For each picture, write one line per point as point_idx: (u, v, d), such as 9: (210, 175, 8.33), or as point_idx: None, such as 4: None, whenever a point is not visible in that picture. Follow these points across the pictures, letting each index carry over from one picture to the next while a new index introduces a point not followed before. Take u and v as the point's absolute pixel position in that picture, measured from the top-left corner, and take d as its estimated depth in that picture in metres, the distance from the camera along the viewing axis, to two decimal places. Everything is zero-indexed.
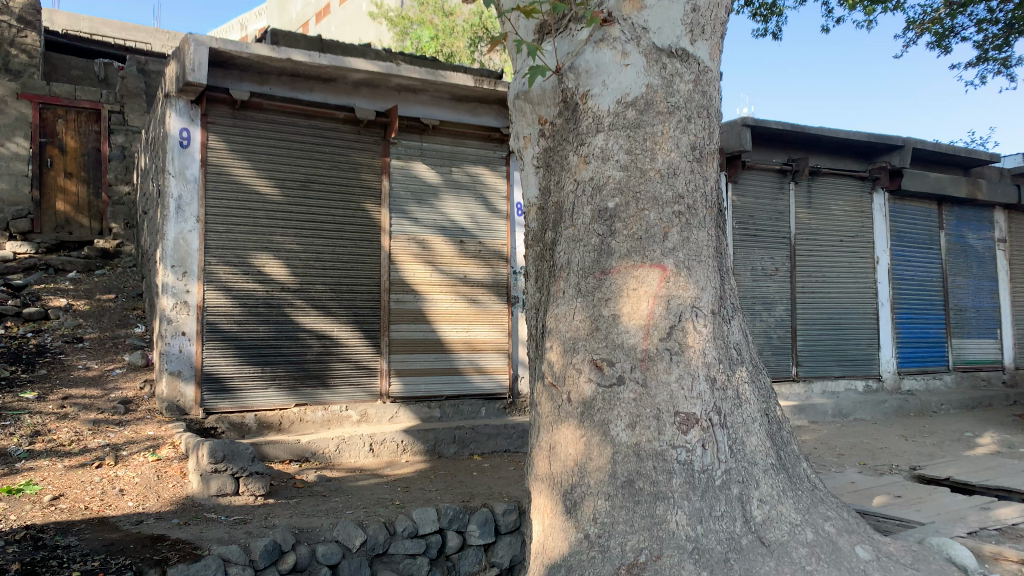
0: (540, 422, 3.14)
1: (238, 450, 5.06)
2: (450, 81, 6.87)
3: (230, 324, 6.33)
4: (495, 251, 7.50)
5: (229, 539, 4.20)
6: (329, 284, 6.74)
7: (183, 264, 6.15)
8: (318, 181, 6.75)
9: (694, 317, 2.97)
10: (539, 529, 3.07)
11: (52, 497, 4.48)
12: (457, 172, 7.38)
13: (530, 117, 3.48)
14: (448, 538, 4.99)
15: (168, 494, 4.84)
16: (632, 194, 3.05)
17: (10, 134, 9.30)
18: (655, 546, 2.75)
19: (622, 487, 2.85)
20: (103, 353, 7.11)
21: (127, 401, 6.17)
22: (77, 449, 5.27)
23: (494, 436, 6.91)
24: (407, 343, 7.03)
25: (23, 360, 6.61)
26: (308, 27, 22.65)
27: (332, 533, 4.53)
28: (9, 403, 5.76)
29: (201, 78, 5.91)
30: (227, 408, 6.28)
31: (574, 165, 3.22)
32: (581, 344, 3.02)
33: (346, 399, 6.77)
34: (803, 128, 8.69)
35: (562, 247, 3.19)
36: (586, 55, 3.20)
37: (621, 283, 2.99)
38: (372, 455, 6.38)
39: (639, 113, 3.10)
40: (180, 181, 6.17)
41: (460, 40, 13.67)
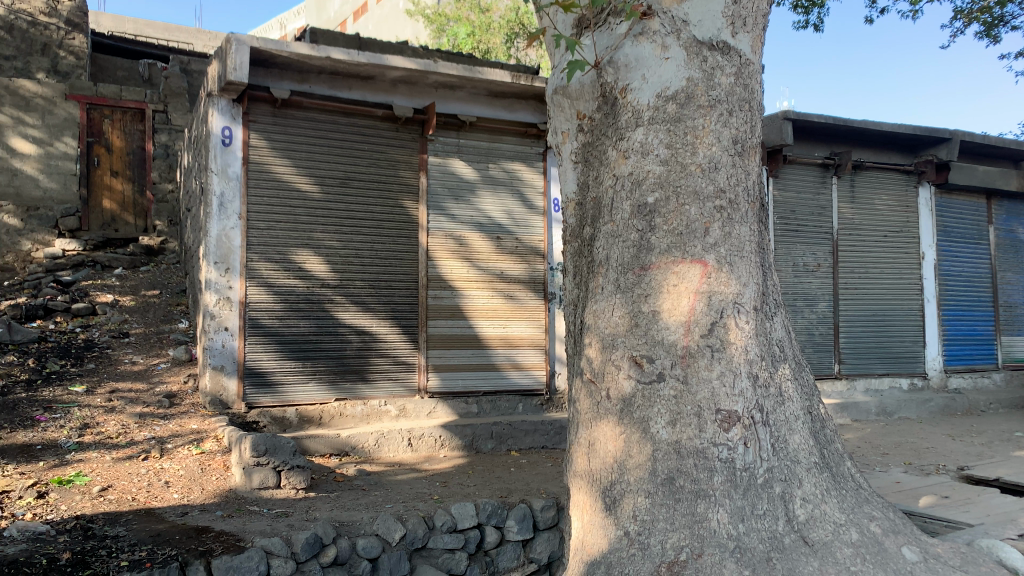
0: (579, 419, 3.13)
1: (280, 444, 5.10)
2: (488, 77, 6.87)
3: (272, 319, 6.43)
4: (532, 248, 7.49)
5: (271, 532, 4.26)
6: (368, 280, 6.80)
7: (225, 261, 6.25)
8: (357, 178, 6.80)
9: (736, 313, 2.93)
10: (579, 526, 3.07)
11: (101, 488, 4.59)
12: (494, 168, 7.39)
13: (569, 112, 3.46)
14: (487, 533, 5.01)
15: (212, 487, 4.93)
16: (672, 188, 3.02)
17: (59, 133, 9.51)
18: (696, 544, 2.71)
19: (662, 485, 2.83)
20: (148, 347, 7.27)
21: (171, 395, 6.29)
22: (124, 441, 5.39)
23: (532, 432, 6.91)
24: (444, 339, 7.06)
25: (73, 354, 6.78)
26: (346, 25, 22.84)
27: (372, 526, 4.58)
28: (59, 396, 5.91)
29: (243, 77, 5.99)
30: (269, 402, 6.37)
31: (613, 160, 3.19)
32: (620, 340, 3.00)
33: (385, 394, 6.83)
34: (847, 122, 8.52)
35: (601, 243, 3.17)
36: (625, 49, 3.17)
37: (662, 279, 2.96)
38: (410, 450, 6.43)
39: (680, 106, 3.06)
40: (222, 179, 6.26)
41: (497, 36, 13.58)
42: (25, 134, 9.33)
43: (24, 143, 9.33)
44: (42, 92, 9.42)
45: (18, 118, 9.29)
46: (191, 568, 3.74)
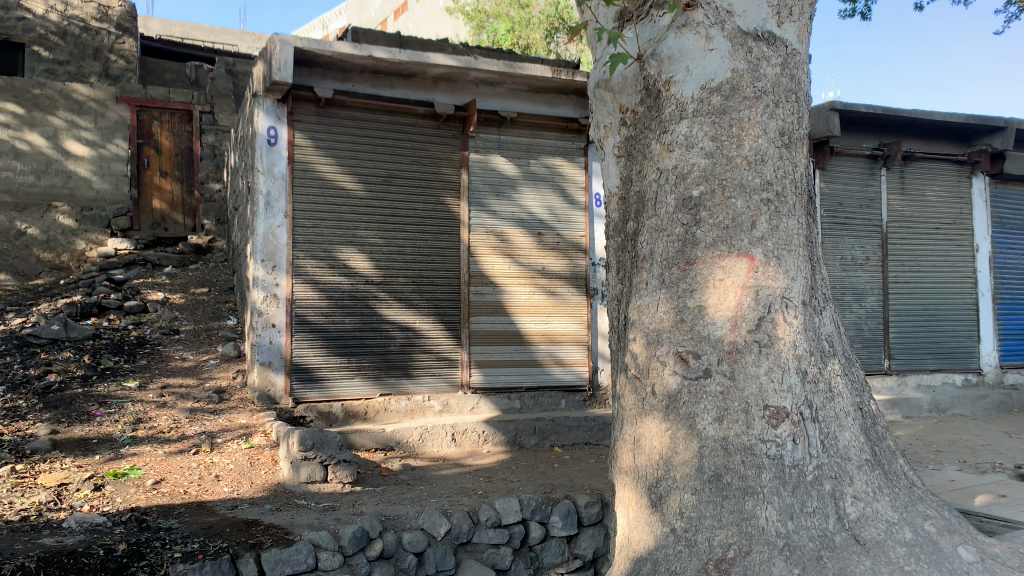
0: (624, 415, 3.11)
1: (327, 438, 5.15)
2: (528, 73, 6.85)
3: (317, 316, 6.51)
4: (574, 243, 7.47)
5: (319, 525, 4.32)
6: (411, 277, 6.84)
7: (272, 259, 6.35)
8: (399, 176, 6.85)
9: (784, 308, 2.88)
10: (624, 522, 3.06)
11: (154, 481, 4.70)
12: (535, 164, 7.37)
13: (611, 106, 3.44)
14: (532, 528, 5.01)
15: (261, 480, 5.01)
16: (718, 181, 2.97)
17: (111, 135, 9.71)
18: (744, 542, 2.68)
19: (709, 482, 2.79)
20: (198, 344, 7.41)
21: (221, 390, 6.42)
22: (176, 436, 5.51)
23: (575, 428, 6.90)
24: (486, 335, 7.08)
25: (126, 351, 6.96)
26: (387, 24, 22.99)
27: (418, 521, 4.62)
28: (113, 391, 6.07)
29: (287, 77, 6.06)
30: (315, 398, 6.47)
31: (657, 153, 3.16)
32: (665, 336, 2.97)
33: (428, 390, 6.87)
34: (896, 112, 8.32)
35: (646, 238, 3.15)
36: (669, 41, 3.14)
37: (708, 273, 2.92)
38: (454, 446, 6.47)
39: (724, 98, 3.02)
40: (268, 178, 6.36)
41: (537, 31, 13.54)
42: (79, 137, 9.54)
43: (78, 146, 9.53)
44: (94, 95, 9.61)
45: (72, 121, 9.49)
46: (242, 560, 3.82)
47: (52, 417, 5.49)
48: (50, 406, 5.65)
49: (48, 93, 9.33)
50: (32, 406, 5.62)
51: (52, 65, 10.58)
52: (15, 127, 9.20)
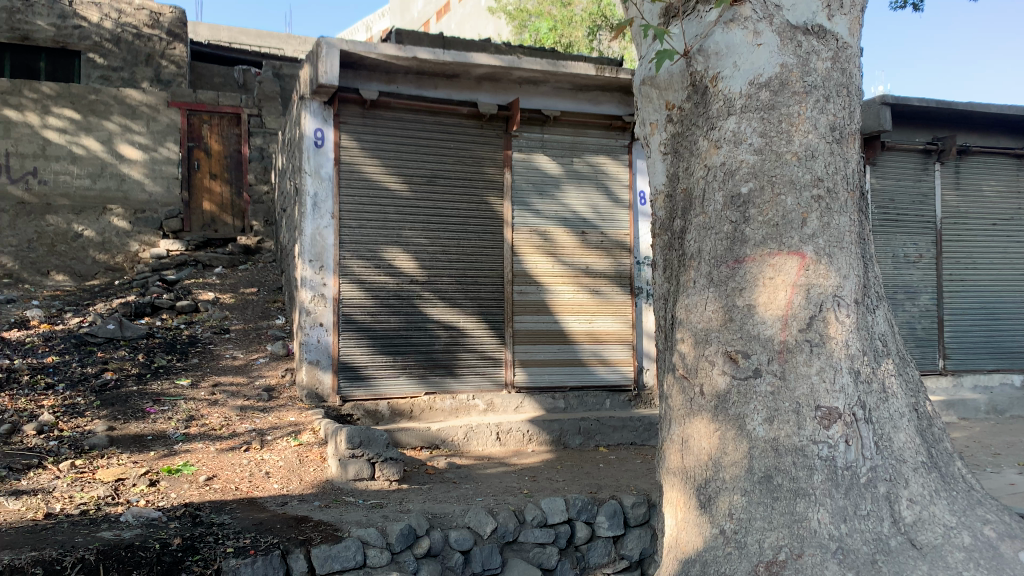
0: (671, 415, 3.08)
1: (373, 436, 5.19)
2: (572, 71, 6.82)
3: (364, 315, 6.58)
4: (618, 242, 7.42)
5: (367, 522, 4.36)
6: (455, 277, 6.88)
7: (320, 259, 6.44)
8: (444, 177, 6.88)
9: (836, 307, 2.83)
10: (673, 523, 3.02)
11: (207, 478, 4.80)
12: (579, 162, 7.34)
13: (657, 103, 3.40)
14: (578, 528, 5.01)
15: (309, 477, 5.09)
16: (767, 178, 2.92)
17: (163, 139, 9.93)
18: (796, 544, 2.63)
19: (759, 483, 2.75)
20: (248, 343, 7.54)
21: (270, 388, 6.53)
22: (227, 433, 5.62)
23: (621, 428, 6.86)
24: (530, 334, 7.08)
25: (178, 349, 7.12)
26: (429, 25, 23.15)
27: (464, 519, 4.64)
28: (166, 389, 6.22)
29: (333, 79, 6.14)
30: (362, 396, 6.54)
31: (703, 150, 3.11)
32: (714, 335, 2.92)
33: (473, 389, 6.90)
34: (951, 104, 8.09)
35: (693, 236, 3.10)
36: (715, 36, 3.10)
37: (757, 272, 2.87)
38: (498, 445, 6.48)
39: (773, 94, 2.97)
40: (315, 180, 6.45)
41: (579, 29, 13.51)
42: (132, 141, 9.79)
43: (131, 150, 9.77)
44: (147, 100, 9.84)
45: (125, 126, 9.74)
46: (293, 556, 3.89)
47: (109, 414, 5.65)
48: (106, 404, 5.82)
49: (103, 99, 9.62)
50: (90, 403, 5.79)
51: (107, 71, 10.97)
52: (72, 132, 9.50)
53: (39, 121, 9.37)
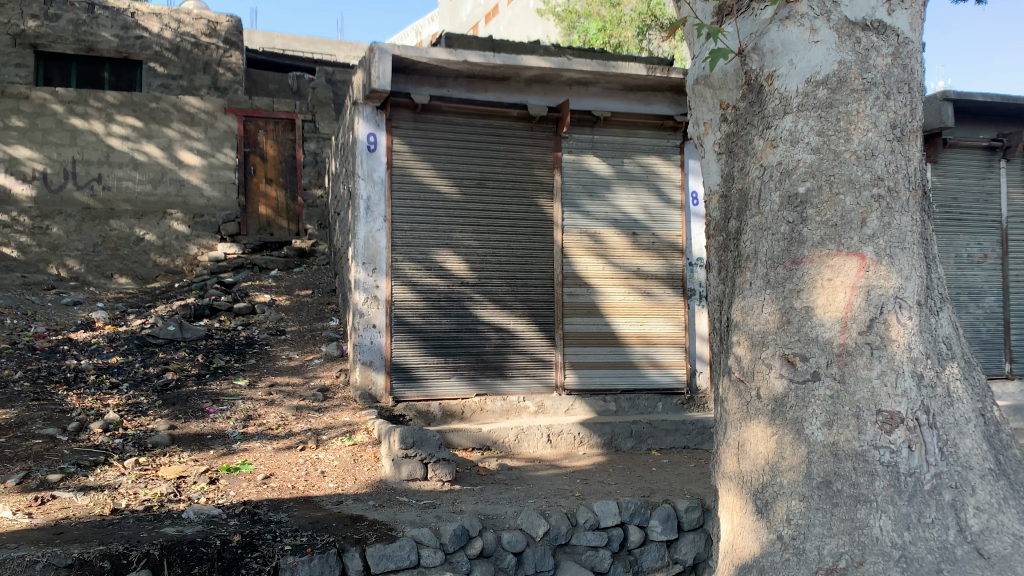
0: (727, 419, 3.02)
1: (426, 437, 5.24)
2: (622, 71, 6.77)
3: (415, 316, 6.65)
4: (670, 243, 7.35)
5: (421, 522, 4.40)
6: (505, 278, 6.90)
7: (373, 261, 6.53)
8: (494, 179, 6.91)
9: (898, 309, 2.73)
10: (728, 528, 2.93)
11: (265, 476, 4.91)
12: (630, 163, 7.30)
13: (711, 103, 3.34)
14: (630, 532, 4.98)
15: (364, 477, 5.16)
16: (825, 177, 2.85)
17: (220, 145, 10.18)
18: (856, 552, 2.53)
19: (817, 488, 2.66)
20: (303, 344, 7.66)
21: (325, 389, 6.64)
22: (283, 432, 5.73)
23: (673, 432, 6.80)
24: (581, 336, 7.06)
25: (236, 350, 7.28)
26: (478, 28, 23.33)
27: (517, 521, 4.64)
28: (225, 389, 6.37)
29: (385, 85, 6.22)
30: (414, 397, 6.61)
31: (759, 149, 3.05)
32: (771, 338, 2.87)
33: (523, 391, 6.91)
34: (1017, 99, 7.82)
35: (749, 237, 3.04)
36: (771, 35, 3.05)
37: (815, 273, 2.81)
38: (550, 446, 6.48)
39: (831, 92, 2.90)
40: (368, 183, 6.54)
41: (628, 29, 13.40)
42: (191, 147, 10.04)
43: (190, 156, 10.03)
44: (205, 107, 10.08)
45: (184, 132, 10.00)
46: (348, 555, 3.96)
47: (170, 414, 5.81)
48: (168, 403, 5.99)
49: (163, 107, 9.89)
50: (152, 403, 5.96)
51: (167, 80, 11.45)
52: (134, 139, 9.80)
53: (103, 129, 9.70)
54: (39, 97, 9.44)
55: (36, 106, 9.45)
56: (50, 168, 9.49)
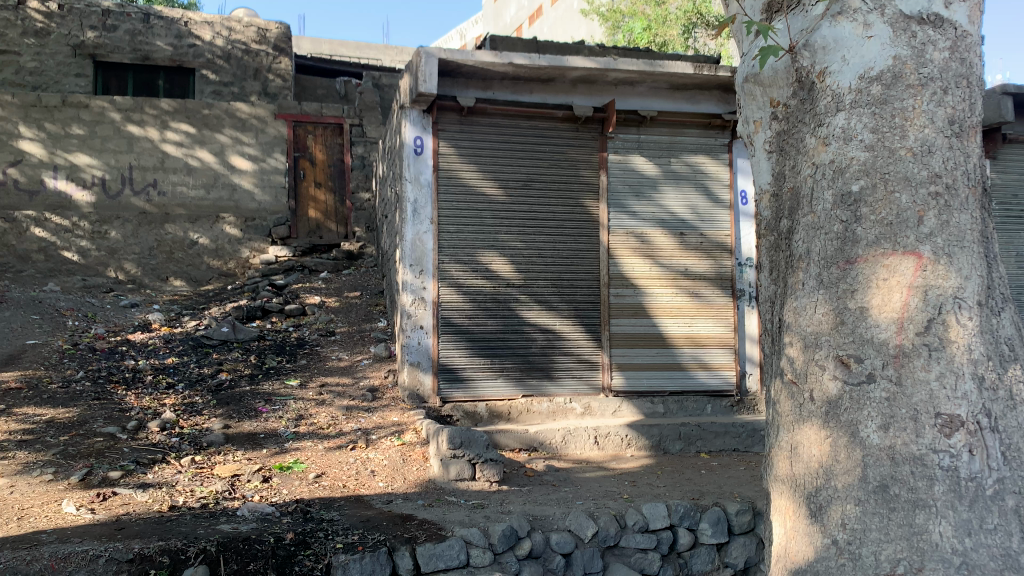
0: (779, 421, 2.87)
1: (474, 437, 5.26)
2: (669, 70, 6.72)
3: (462, 318, 6.69)
4: (719, 243, 7.27)
5: (471, 522, 4.42)
6: (552, 279, 6.90)
7: (420, 263, 6.59)
8: (539, 181, 6.91)
9: (958, 310, 2.55)
10: (781, 532, 2.81)
11: (316, 475, 4.99)
12: (677, 162, 7.24)
13: (761, 100, 3.16)
14: (681, 535, 4.95)
15: (413, 476, 5.20)
16: (880, 175, 2.66)
17: (271, 150, 10.34)
18: (916, 559, 2.41)
19: (874, 493, 2.51)
20: (352, 344, 7.73)
21: (374, 389, 6.72)
22: (334, 432, 5.81)
23: (723, 434, 6.72)
24: (628, 337, 7.02)
25: (288, 351, 7.42)
26: (522, 30, 23.39)
27: (565, 522, 4.63)
28: (277, 390, 6.48)
29: (432, 88, 6.26)
30: (461, 398, 6.64)
31: (811, 148, 2.89)
32: (825, 339, 2.70)
33: (570, 392, 6.89)
34: None
35: (801, 236, 2.88)
36: (823, 31, 2.87)
37: (871, 273, 2.63)
38: (597, 448, 6.45)
39: (885, 88, 2.71)
40: (415, 186, 6.60)
41: (674, 27, 13.26)
42: (242, 152, 10.24)
43: (242, 161, 10.23)
44: (255, 113, 10.26)
45: (236, 138, 10.20)
46: (398, 553, 4.00)
47: (224, 413, 5.95)
48: (222, 403, 6.14)
49: (216, 113, 10.11)
50: (207, 403, 6.11)
51: (219, 87, 11.72)
52: (187, 146, 10.05)
53: (158, 135, 9.96)
54: (97, 106, 9.74)
55: (94, 114, 9.76)
56: (108, 174, 9.80)
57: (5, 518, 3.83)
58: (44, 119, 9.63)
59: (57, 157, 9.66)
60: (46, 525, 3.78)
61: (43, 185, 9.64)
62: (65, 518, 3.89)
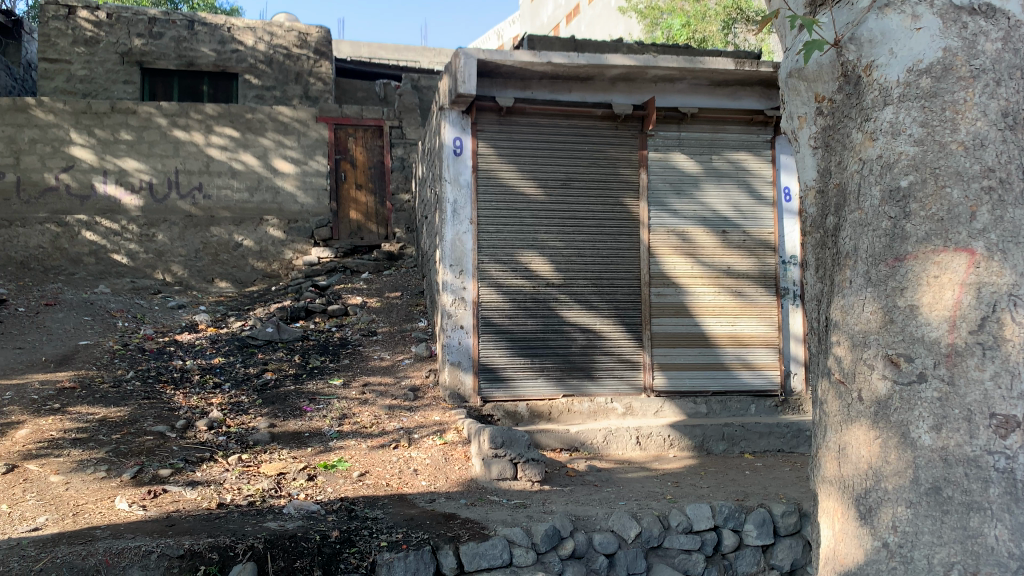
0: (827, 422, 2.76)
1: (515, 437, 5.26)
2: (709, 66, 6.65)
3: (502, 317, 6.71)
4: (762, 241, 7.18)
5: (513, 522, 4.42)
6: (591, 279, 6.87)
7: (459, 263, 6.62)
8: (578, 179, 6.89)
9: (1014, 308, 2.35)
10: (830, 534, 2.71)
11: (360, 473, 5.05)
12: (718, 160, 7.15)
13: (806, 95, 3.06)
14: (725, 536, 4.90)
15: (455, 476, 5.23)
16: (930, 169, 2.50)
17: (313, 152, 10.47)
18: (969, 562, 2.31)
19: (926, 495, 2.40)
20: (394, 344, 7.77)
21: (415, 389, 6.76)
22: (377, 431, 5.86)
23: (767, 435, 6.64)
24: (669, 336, 6.96)
25: (331, 351, 7.51)
26: (559, 29, 23.38)
27: (608, 522, 4.61)
28: (321, 389, 6.57)
29: (471, 89, 6.29)
30: (501, 397, 6.66)
31: (858, 143, 2.75)
32: (873, 338, 2.56)
33: (611, 392, 6.87)
34: None
35: (848, 233, 2.74)
36: (869, 23, 2.75)
37: (920, 270, 2.47)
38: (639, 449, 6.42)
39: (935, 81, 2.54)
40: (455, 187, 6.63)
41: (713, 23, 13.10)
42: (285, 156, 10.39)
43: (284, 164, 10.38)
44: (297, 116, 10.40)
45: (279, 141, 10.35)
46: (442, 552, 4.03)
47: (270, 412, 6.06)
48: (268, 402, 6.24)
49: (259, 117, 10.27)
50: (253, 402, 6.22)
51: (262, 91, 11.92)
52: (231, 149, 10.22)
53: (203, 140, 10.16)
54: (144, 112, 9.96)
55: (142, 120, 9.99)
56: (155, 179, 10.03)
57: (63, 513, 3.95)
58: (94, 125, 9.88)
59: (106, 162, 9.91)
60: (101, 522, 3.88)
61: (94, 189, 9.90)
62: (119, 515, 3.99)
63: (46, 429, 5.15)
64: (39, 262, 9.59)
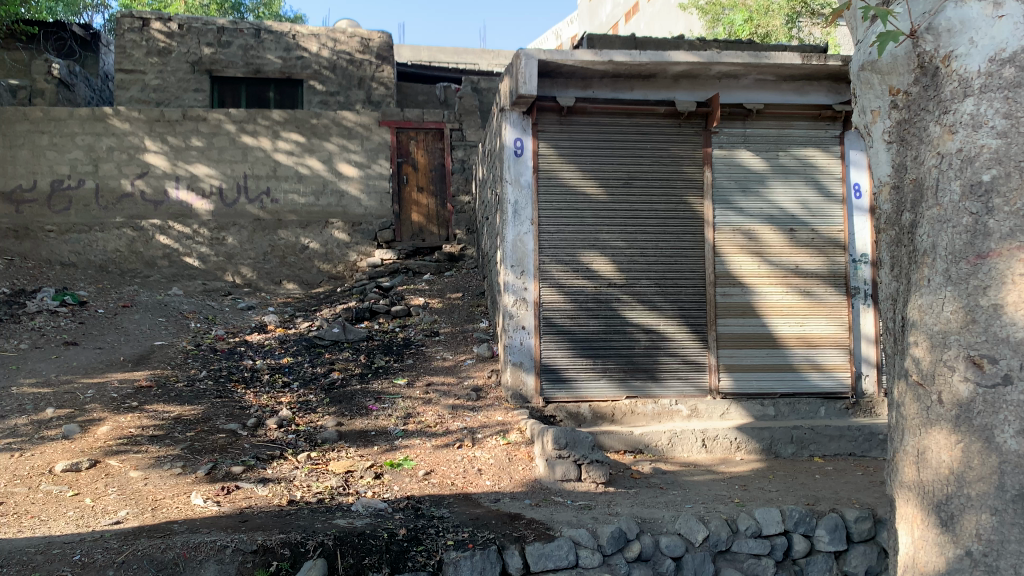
0: (904, 425, 2.66)
1: (579, 438, 5.24)
2: (775, 61, 6.51)
3: (565, 318, 6.69)
4: (831, 239, 7.00)
5: (578, 523, 4.42)
6: (654, 279, 6.80)
7: (521, 264, 6.62)
8: (640, 178, 6.83)
9: None
10: (908, 541, 2.61)
11: (425, 472, 5.10)
12: (785, 156, 7.00)
13: (879, 89, 2.91)
14: (795, 541, 4.79)
15: (519, 476, 5.24)
16: (1015, 162, 2.39)
17: (376, 156, 10.63)
18: None
19: (1012, 502, 2.31)
20: (456, 344, 7.82)
21: (478, 388, 6.79)
22: (441, 430, 5.92)
23: (838, 438, 6.47)
24: (735, 337, 6.84)
25: (395, 351, 7.60)
26: (619, 27, 23.22)
27: (675, 525, 4.56)
28: (386, 388, 6.67)
29: (532, 89, 6.29)
30: (564, 398, 6.64)
31: (936, 136, 2.63)
32: (954, 338, 2.46)
33: (676, 393, 6.79)
34: None
35: (926, 230, 2.63)
36: (947, 12, 2.57)
37: (1005, 268, 2.36)
38: (705, 451, 6.32)
39: (1020, 70, 2.43)
40: (516, 187, 6.63)
41: (776, 18, 12.83)
42: (349, 159, 10.56)
43: (348, 167, 10.56)
44: (360, 121, 10.56)
45: (343, 146, 10.54)
46: (508, 552, 4.04)
47: (337, 411, 6.17)
48: (335, 401, 6.36)
49: (324, 122, 10.46)
50: (320, 401, 6.35)
51: (326, 96, 12.17)
52: (298, 154, 10.44)
53: (271, 145, 10.39)
54: (214, 118, 10.25)
55: (212, 126, 10.28)
56: (225, 183, 10.31)
57: (141, 508, 4.09)
58: (167, 132, 10.21)
59: (178, 168, 10.23)
60: (177, 516, 4.01)
61: (167, 195, 10.22)
62: (194, 509, 4.11)
63: (125, 426, 5.34)
64: (117, 266, 10.04)
